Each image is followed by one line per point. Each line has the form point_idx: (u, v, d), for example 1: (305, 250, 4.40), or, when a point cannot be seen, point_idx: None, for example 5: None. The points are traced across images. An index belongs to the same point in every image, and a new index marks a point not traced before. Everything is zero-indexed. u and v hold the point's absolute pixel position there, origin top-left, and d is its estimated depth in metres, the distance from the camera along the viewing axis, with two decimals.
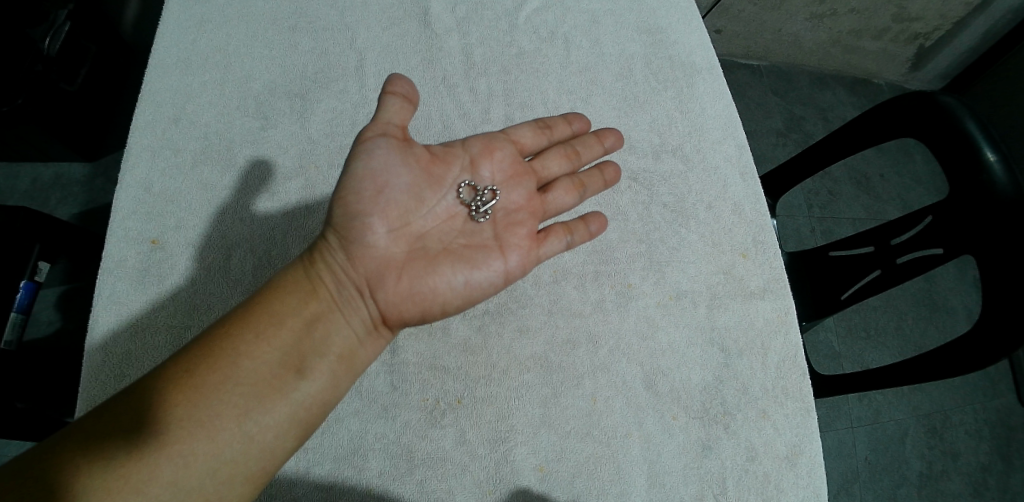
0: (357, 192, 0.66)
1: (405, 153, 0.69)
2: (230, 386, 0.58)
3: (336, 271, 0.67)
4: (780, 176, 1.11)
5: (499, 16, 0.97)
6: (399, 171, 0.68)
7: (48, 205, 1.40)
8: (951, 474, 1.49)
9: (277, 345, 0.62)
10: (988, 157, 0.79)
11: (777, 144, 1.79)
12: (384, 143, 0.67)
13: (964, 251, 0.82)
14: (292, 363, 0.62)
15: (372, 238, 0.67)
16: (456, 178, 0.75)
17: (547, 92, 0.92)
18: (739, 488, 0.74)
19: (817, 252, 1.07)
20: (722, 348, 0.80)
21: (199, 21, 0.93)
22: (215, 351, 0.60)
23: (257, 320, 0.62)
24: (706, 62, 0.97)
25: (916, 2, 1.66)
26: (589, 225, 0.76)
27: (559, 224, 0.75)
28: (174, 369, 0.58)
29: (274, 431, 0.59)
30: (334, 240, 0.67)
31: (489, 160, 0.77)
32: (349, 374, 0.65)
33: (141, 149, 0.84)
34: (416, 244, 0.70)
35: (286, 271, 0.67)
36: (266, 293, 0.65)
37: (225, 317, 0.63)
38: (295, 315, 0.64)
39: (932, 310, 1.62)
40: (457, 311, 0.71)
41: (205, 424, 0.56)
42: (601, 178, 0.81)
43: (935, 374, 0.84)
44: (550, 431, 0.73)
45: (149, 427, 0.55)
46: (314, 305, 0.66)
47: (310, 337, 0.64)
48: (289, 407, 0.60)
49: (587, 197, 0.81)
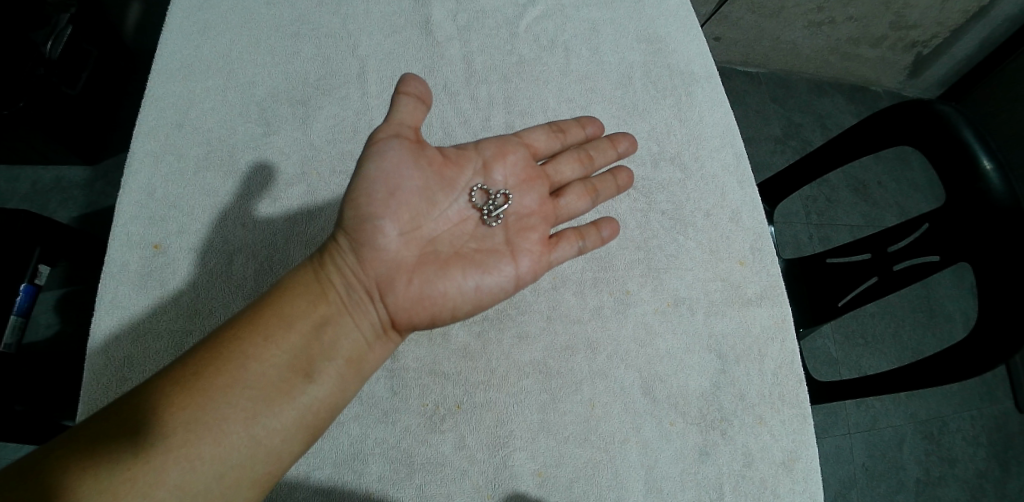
0: (367, 194, 0.67)
1: (418, 155, 0.70)
2: (239, 388, 0.59)
3: (346, 273, 0.68)
4: (778, 183, 1.12)
5: (500, 25, 0.98)
6: (410, 174, 0.69)
7: (48, 207, 1.41)
8: (948, 480, 1.49)
9: (286, 348, 0.62)
10: (985, 166, 0.80)
11: (774, 151, 1.80)
12: (396, 144, 0.68)
13: (960, 258, 0.83)
14: (301, 366, 0.62)
15: (382, 241, 0.68)
16: (468, 182, 0.76)
17: (547, 100, 0.93)
18: (737, 494, 0.75)
19: (814, 259, 1.08)
20: (719, 354, 0.81)
21: (202, 28, 0.94)
22: (225, 353, 0.60)
23: (267, 321, 0.63)
24: (705, 71, 0.98)
25: (913, 11, 1.68)
26: (602, 232, 0.77)
27: (571, 230, 0.76)
28: (183, 370, 0.59)
29: (282, 435, 0.59)
30: (344, 242, 0.68)
31: (503, 164, 0.78)
32: (358, 377, 0.66)
33: (143, 155, 0.85)
34: (426, 247, 0.70)
35: (297, 272, 0.68)
36: (276, 293, 0.66)
37: (235, 317, 0.64)
38: (305, 317, 0.65)
39: (929, 316, 1.63)
40: (467, 316, 0.72)
41: (212, 427, 0.57)
42: (613, 183, 0.82)
43: (931, 382, 0.85)
44: (549, 436, 0.74)
45: (156, 427, 0.56)
46: (324, 307, 0.66)
47: (319, 339, 0.64)
48: (297, 411, 0.61)
49: (599, 202, 0.82)
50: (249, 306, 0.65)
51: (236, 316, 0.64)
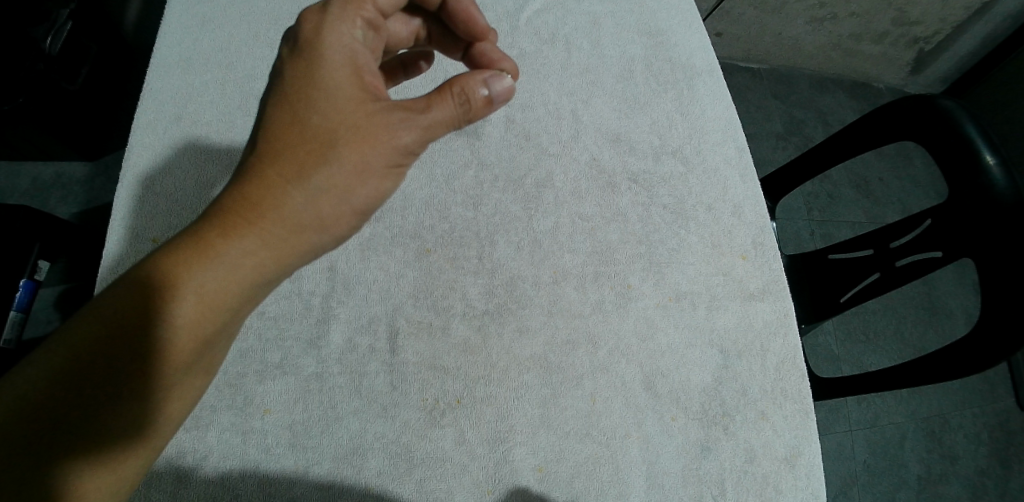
0: (329, 72, 0.59)
1: (370, 37, 0.63)
2: (163, 363, 0.52)
3: (293, 210, 0.56)
4: (780, 178, 1.10)
5: (500, 17, 0.97)
6: (351, 37, 0.61)
7: (49, 203, 1.44)
8: (950, 477, 1.49)
9: (207, 309, 0.53)
10: (988, 161, 0.79)
11: (776, 148, 1.82)
12: (336, 19, 0.60)
13: (963, 254, 0.82)
14: (224, 311, 0.54)
15: (355, 181, 0.58)
16: (372, 24, 0.63)
17: (548, 93, 0.92)
18: (739, 490, 0.74)
19: (815, 255, 1.08)
20: (722, 350, 0.80)
21: (200, 22, 0.93)
22: (130, 335, 0.51)
23: (207, 299, 0.53)
24: (706, 64, 0.98)
25: (916, 7, 1.64)
26: (490, 90, 0.61)
27: (455, 97, 0.60)
28: (94, 356, 0.50)
29: (201, 378, 0.56)
30: (289, 169, 0.57)
31: (441, 44, 0.78)
32: (272, 285, 0.59)
33: (142, 147, 0.84)
34: (404, 161, 0.61)
35: (221, 236, 0.55)
36: (210, 266, 0.53)
37: (137, 298, 0.51)
38: (234, 272, 0.54)
39: (932, 313, 1.62)
40: (345, 205, 0.58)
41: (134, 408, 0.52)
42: (483, 77, 0.61)
43: (935, 377, 0.85)
44: (550, 431, 0.73)
45: (90, 431, 0.50)
46: (261, 253, 0.56)
47: (251, 282, 0.56)
48: (219, 349, 0.56)
49: (489, 83, 0.62)
50: (167, 291, 0.52)
51: (136, 297, 0.51)
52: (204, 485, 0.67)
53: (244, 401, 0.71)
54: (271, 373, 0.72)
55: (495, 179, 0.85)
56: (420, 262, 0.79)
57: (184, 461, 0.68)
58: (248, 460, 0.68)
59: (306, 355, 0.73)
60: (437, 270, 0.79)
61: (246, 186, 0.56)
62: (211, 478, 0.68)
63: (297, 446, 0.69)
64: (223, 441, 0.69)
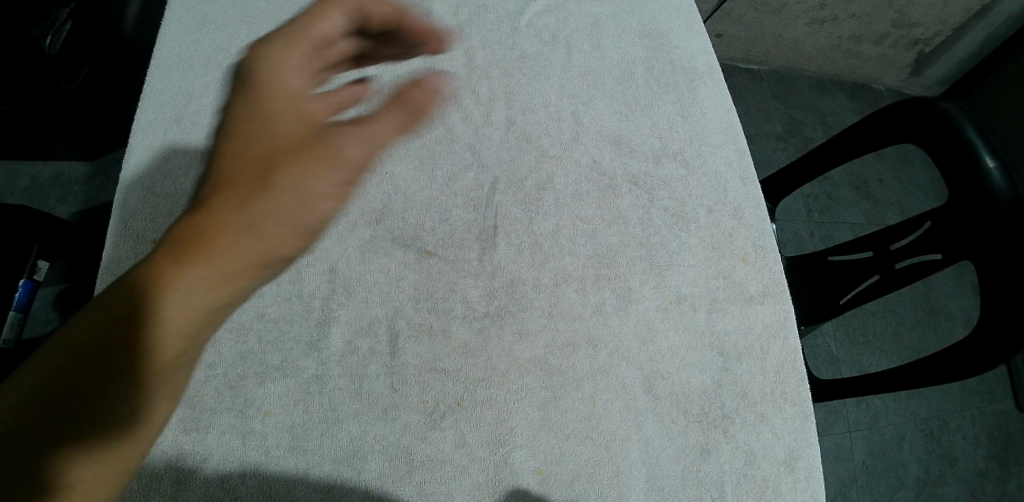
0: (274, 102, 0.57)
1: (319, 60, 0.62)
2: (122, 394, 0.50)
3: (244, 235, 0.54)
4: (780, 180, 1.10)
5: (500, 19, 0.97)
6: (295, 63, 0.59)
7: (48, 203, 1.44)
8: (949, 478, 1.49)
9: (163, 338, 0.51)
10: (988, 164, 0.79)
11: (775, 149, 1.83)
12: (280, 47, 0.59)
13: (963, 257, 0.83)
14: (179, 339, 0.52)
15: (305, 200, 0.55)
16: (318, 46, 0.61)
17: (548, 95, 0.92)
18: (738, 492, 0.74)
19: (815, 257, 1.08)
20: (722, 353, 0.80)
21: (201, 23, 0.93)
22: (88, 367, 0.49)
23: (161, 328, 0.51)
24: (707, 67, 0.98)
25: (916, 9, 1.65)
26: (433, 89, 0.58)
27: (398, 105, 0.57)
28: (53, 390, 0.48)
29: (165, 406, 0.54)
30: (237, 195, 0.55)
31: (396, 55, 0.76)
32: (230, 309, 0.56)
33: (141, 148, 0.84)
34: (356, 178, 0.58)
35: (171, 265, 0.52)
36: (162, 295, 0.51)
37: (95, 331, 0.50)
38: (187, 300, 0.52)
39: (931, 314, 1.63)
40: (298, 227, 0.56)
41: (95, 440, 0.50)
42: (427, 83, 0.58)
43: (934, 380, 0.85)
44: (550, 434, 0.73)
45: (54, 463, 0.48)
46: (214, 279, 0.53)
47: (206, 309, 0.53)
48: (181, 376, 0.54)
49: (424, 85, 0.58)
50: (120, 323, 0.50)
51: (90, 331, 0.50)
52: (204, 487, 0.67)
53: (244, 403, 0.71)
54: (271, 375, 0.72)
55: (496, 181, 0.85)
56: (420, 265, 0.79)
57: (184, 463, 0.68)
58: (247, 462, 0.68)
59: (306, 357, 0.73)
60: (437, 272, 0.79)
61: (197, 214, 0.54)
62: (211, 480, 0.68)
63: (297, 448, 0.69)
64: (222, 443, 0.69)
